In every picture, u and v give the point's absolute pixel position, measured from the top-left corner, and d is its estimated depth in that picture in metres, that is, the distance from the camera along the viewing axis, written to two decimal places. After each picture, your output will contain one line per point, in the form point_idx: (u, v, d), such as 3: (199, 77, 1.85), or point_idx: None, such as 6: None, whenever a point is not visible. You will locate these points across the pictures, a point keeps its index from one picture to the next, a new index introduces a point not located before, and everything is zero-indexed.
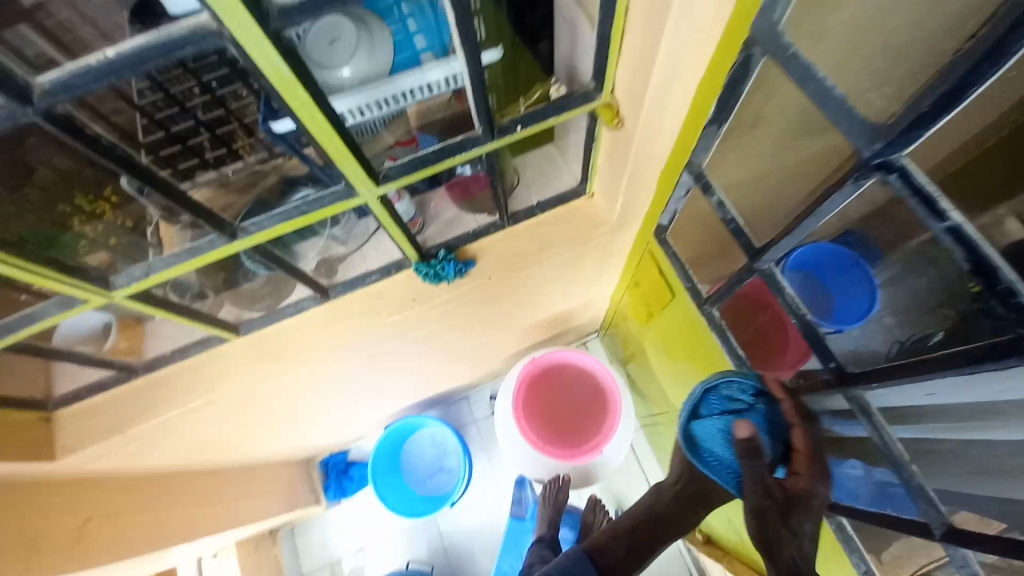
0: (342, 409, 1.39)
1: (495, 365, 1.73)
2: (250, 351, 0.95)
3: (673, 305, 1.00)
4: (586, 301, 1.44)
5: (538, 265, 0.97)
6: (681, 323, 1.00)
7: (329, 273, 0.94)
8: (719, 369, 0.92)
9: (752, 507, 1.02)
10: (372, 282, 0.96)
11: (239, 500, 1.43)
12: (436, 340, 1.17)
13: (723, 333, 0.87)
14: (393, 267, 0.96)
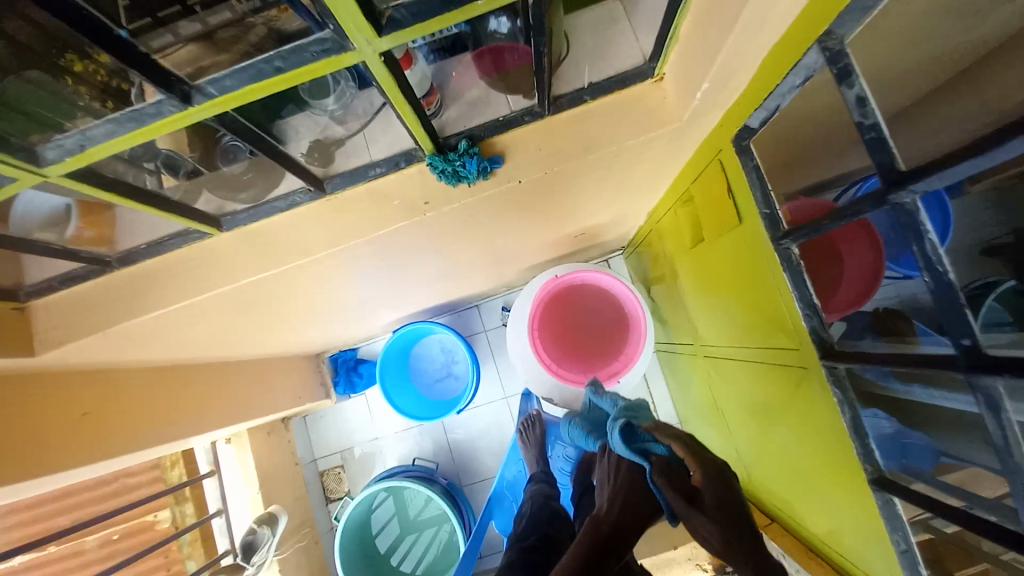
0: (347, 312, 1.31)
1: (511, 276, 1.61)
2: (236, 248, 0.81)
3: (734, 233, 0.81)
4: (620, 215, 1.27)
5: (582, 167, 0.78)
6: (739, 255, 0.82)
7: (324, 160, 0.76)
8: (776, 316, 0.76)
9: (780, 464, 0.92)
10: (376, 177, 0.77)
11: (246, 394, 1.43)
12: (450, 249, 1.03)
13: (796, 274, 0.68)
14: (398, 162, 0.76)
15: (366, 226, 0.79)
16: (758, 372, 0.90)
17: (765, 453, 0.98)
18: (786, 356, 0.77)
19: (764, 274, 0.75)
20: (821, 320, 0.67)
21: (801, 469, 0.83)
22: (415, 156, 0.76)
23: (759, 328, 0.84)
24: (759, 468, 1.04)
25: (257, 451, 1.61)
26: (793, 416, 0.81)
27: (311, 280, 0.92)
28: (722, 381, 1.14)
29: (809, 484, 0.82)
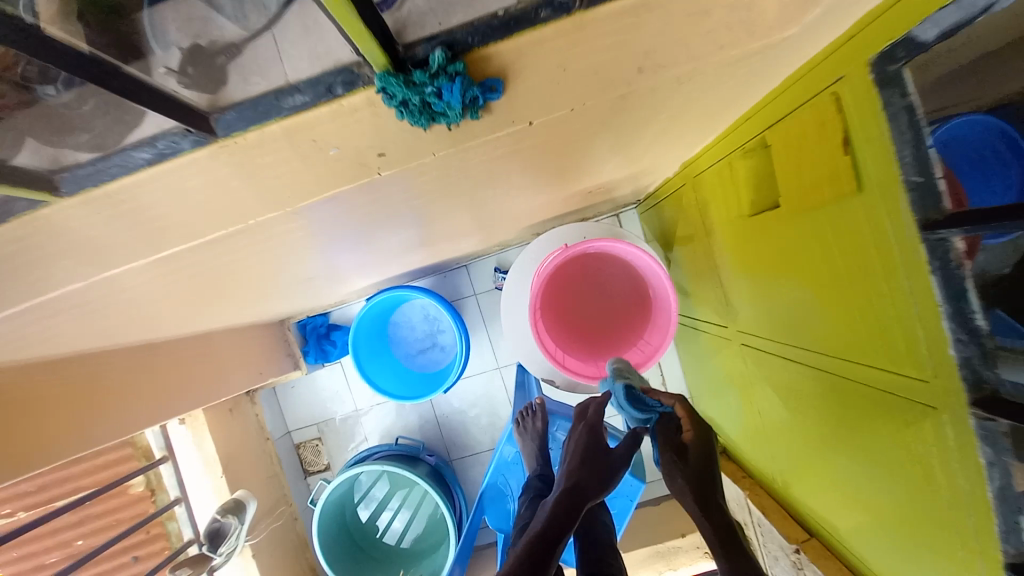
0: (301, 282, 1.05)
1: (505, 234, 1.35)
2: (105, 221, 0.53)
3: (845, 212, 0.57)
4: (647, 166, 1.00)
5: (628, 94, 0.51)
6: (848, 244, 0.58)
7: (214, 85, 0.47)
8: (896, 336, 0.56)
9: (842, 487, 0.77)
10: (292, 110, 0.46)
11: (192, 376, 1.21)
12: (423, 211, 0.76)
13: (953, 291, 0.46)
14: (327, 90, 0.46)
15: (298, 186, 0.52)
16: (834, 387, 0.71)
17: (818, 472, 0.83)
18: (899, 384, 0.58)
19: (891, 278, 0.53)
20: (981, 351, 0.47)
21: (879, 501, 0.68)
22: (353, 81, 0.45)
23: (856, 341, 0.63)
24: (802, 480, 0.90)
25: (217, 432, 1.42)
26: (886, 453, 0.64)
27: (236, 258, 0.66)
28: (760, 377, 0.95)
29: (888, 527, 0.68)
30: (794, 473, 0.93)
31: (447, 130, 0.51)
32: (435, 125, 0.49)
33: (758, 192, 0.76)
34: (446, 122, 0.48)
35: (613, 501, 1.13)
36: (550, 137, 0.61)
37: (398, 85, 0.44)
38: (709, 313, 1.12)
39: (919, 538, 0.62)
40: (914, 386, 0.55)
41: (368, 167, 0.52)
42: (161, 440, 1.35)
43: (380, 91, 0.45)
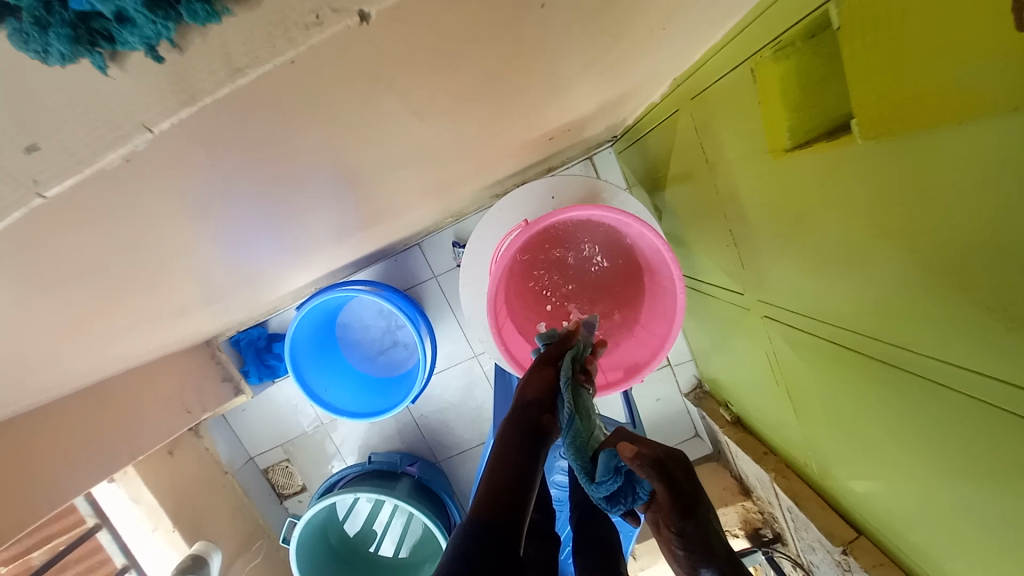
0: (185, 318, 0.77)
1: (456, 203, 1.07)
2: None
3: (967, 135, 0.34)
4: (627, 87, 0.72)
5: None
6: (967, 196, 0.36)
7: None
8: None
9: (891, 497, 0.61)
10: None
11: (110, 431, 0.96)
12: (299, 207, 0.50)
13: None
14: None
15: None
16: (896, 383, 0.51)
17: (872, 476, 0.63)
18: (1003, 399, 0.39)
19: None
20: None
21: (940, 529, 0.53)
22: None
23: (954, 335, 0.41)
24: (846, 476, 0.71)
25: (158, 482, 1.19)
26: (989, 476, 0.44)
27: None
28: (783, 356, 0.74)
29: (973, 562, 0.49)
30: (830, 464, 0.75)
31: (158, 62, 0.24)
32: (119, 48, 0.23)
33: (800, 113, 0.51)
34: (138, 34, 0.22)
35: (619, 507, 0.97)
36: (460, 29, 0.33)
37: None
38: (717, 274, 0.89)
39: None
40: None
41: (24, 187, 0.25)
42: (90, 506, 1.12)
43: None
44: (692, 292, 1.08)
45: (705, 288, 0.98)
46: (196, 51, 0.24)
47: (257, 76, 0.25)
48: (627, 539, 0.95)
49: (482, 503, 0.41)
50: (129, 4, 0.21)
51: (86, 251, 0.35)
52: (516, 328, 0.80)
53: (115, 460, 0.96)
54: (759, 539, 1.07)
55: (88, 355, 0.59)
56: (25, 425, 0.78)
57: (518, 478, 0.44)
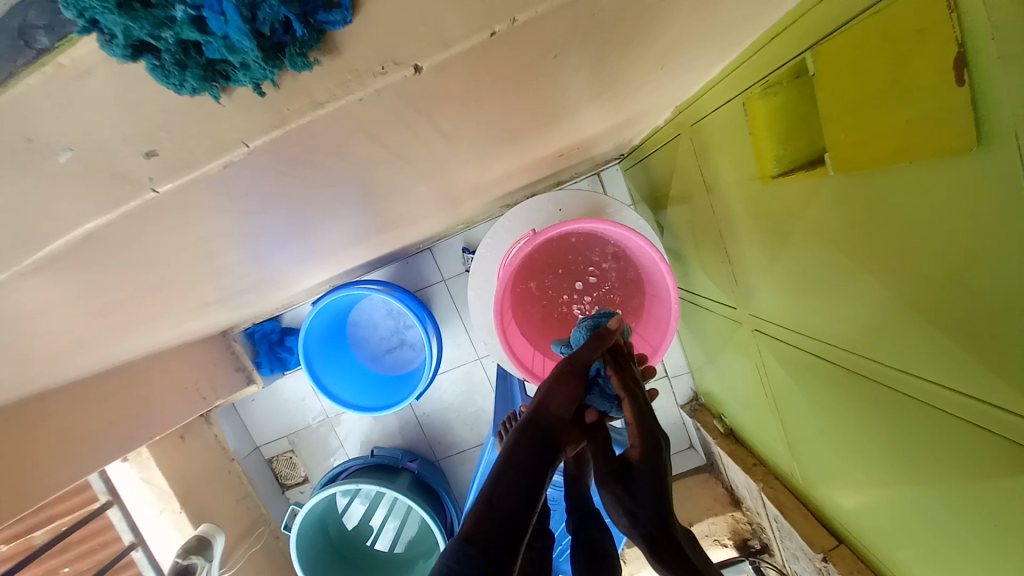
0: (213, 309, 0.83)
1: (468, 211, 1.13)
2: None
3: (933, 165, 0.38)
4: (632, 113, 0.78)
5: None
6: (930, 223, 0.40)
7: None
8: (992, 354, 0.38)
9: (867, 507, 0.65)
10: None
11: (129, 412, 1.01)
12: (335, 212, 0.55)
13: (997, 288, 0.36)
14: (25, 41, 0.25)
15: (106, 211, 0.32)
16: (868, 395, 0.55)
17: (849, 487, 0.66)
18: (952, 406, 0.43)
19: (1009, 266, 0.34)
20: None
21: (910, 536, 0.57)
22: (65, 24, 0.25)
23: (918, 350, 0.45)
24: (828, 489, 0.74)
25: (170, 466, 1.23)
26: (948, 483, 0.47)
27: (72, 315, 0.45)
28: (770, 365, 0.79)
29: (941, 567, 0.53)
30: (811, 474, 0.79)
31: (259, 96, 0.30)
32: (230, 84, 0.29)
33: (785, 144, 0.56)
34: (249, 75, 0.28)
35: (612, 509, 1.00)
36: (487, 78, 0.39)
37: (111, 12, 0.23)
38: (712, 289, 0.93)
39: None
40: (976, 414, 0.41)
41: (138, 182, 0.30)
42: (103, 483, 1.17)
43: (92, 29, 0.24)
44: (689, 306, 1.12)
45: (701, 301, 1.03)
46: (287, 87, 0.30)
47: (333, 109, 0.31)
48: (619, 540, 0.98)
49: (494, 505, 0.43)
50: (250, 57, 0.27)
51: (154, 246, 0.41)
52: (520, 331, 0.85)
53: (134, 441, 1.02)
54: (747, 550, 1.09)
55: (126, 337, 0.63)
56: (60, 401, 0.84)
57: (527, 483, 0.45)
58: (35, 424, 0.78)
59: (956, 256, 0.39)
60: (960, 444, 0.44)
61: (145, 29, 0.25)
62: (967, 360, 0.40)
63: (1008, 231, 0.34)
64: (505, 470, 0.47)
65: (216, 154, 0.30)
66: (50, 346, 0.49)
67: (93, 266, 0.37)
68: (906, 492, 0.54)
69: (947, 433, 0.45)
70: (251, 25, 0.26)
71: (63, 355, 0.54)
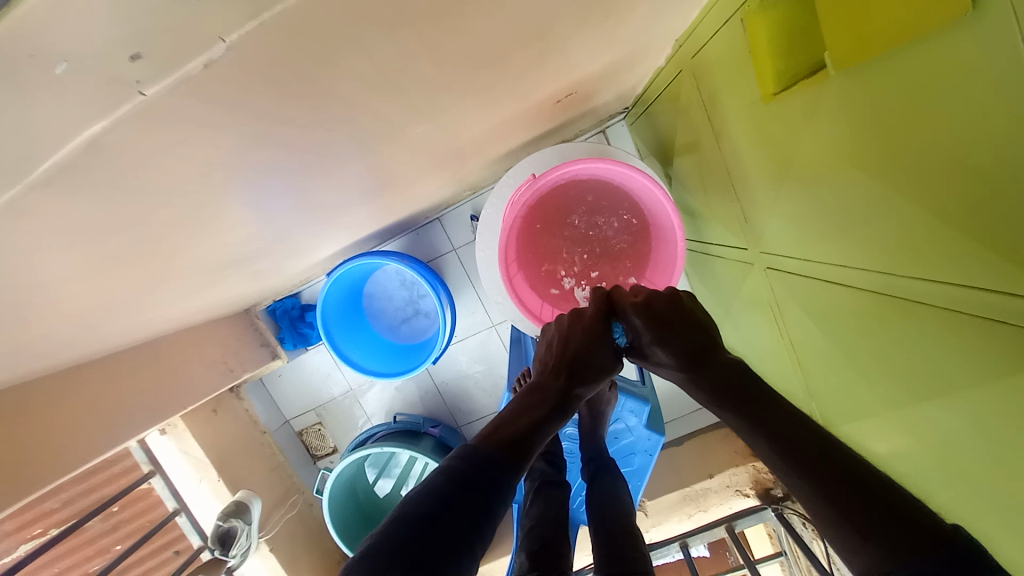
0: (231, 275, 0.86)
1: (472, 173, 1.13)
2: None
3: (954, 42, 0.35)
4: (629, 48, 0.76)
5: None
6: (948, 116, 0.38)
7: None
8: (1010, 248, 0.36)
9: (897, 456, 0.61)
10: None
11: (159, 382, 1.07)
12: (331, 154, 0.56)
13: (1007, 170, 0.34)
14: None
15: (111, 126, 0.33)
16: (891, 316, 0.52)
17: (871, 423, 0.64)
18: (971, 307, 0.42)
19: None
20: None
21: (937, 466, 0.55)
22: None
23: (944, 255, 0.43)
24: (846, 431, 0.72)
25: (204, 436, 1.30)
26: (975, 389, 0.45)
27: (87, 251, 0.47)
28: (785, 304, 0.77)
29: (962, 482, 0.52)
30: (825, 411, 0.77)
31: None
32: None
33: (788, 59, 0.53)
34: None
35: (629, 459, 1.01)
36: None
37: None
38: (724, 232, 0.91)
39: (1016, 500, 0.45)
40: (993, 307, 0.40)
41: (127, 87, 0.31)
42: (144, 454, 1.23)
43: None
44: (701, 257, 1.10)
45: (713, 249, 1.01)
46: None
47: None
48: (637, 488, 0.99)
49: (435, 526, 0.46)
50: None
51: (161, 176, 0.42)
52: (528, 281, 0.87)
53: (168, 408, 1.07)
54: (769, 498, 1.12)
55: (140, 294, 0.65)
56: (93, 366, 0.89)
57: (509, 450, 0.55)
58: (75, 387, 0.84)
59: (962, 146, 0.37)
60: (983, 347, 0.42)
61: None
62: (981, 252, 0.39)
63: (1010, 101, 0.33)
64: (440, 499, 0.48)
65: (195, 51, 0.31)
66: (58, 291, 0.50)
67: (88, 189, 0.38)
68: (928, 409, 0.52)
69: (970, 334, 0.43)
70: None
71: (78, 307, 0.56)
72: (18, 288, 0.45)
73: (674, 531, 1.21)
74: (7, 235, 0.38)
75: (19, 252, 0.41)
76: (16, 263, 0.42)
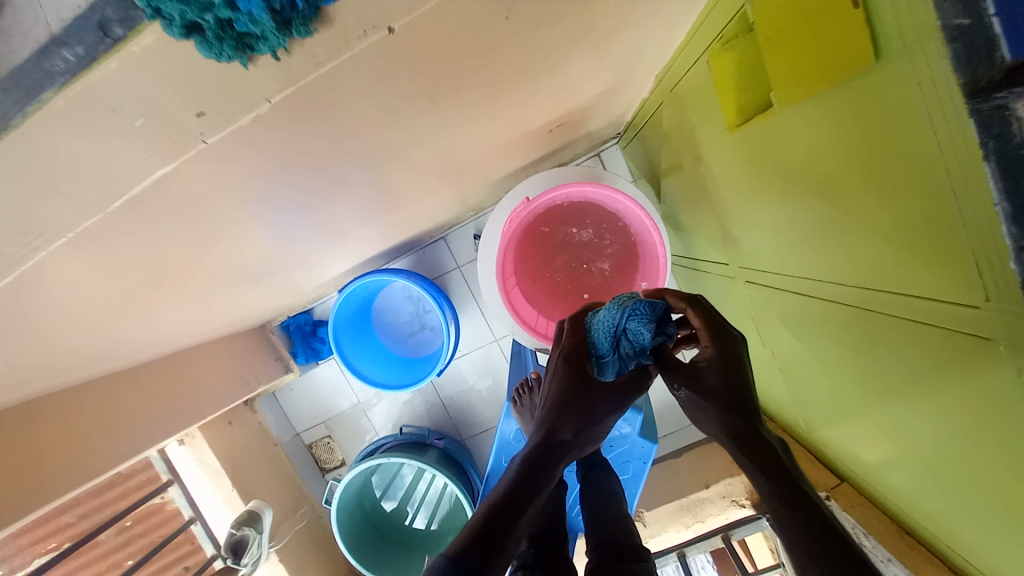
0: (252, 291, 0.93)
1: (474, 196, 1.21)
2: None
3: (865, 85, 0.42)
4: (613, 82, 0.84)
5: None
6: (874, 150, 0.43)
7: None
8: (947, 260, 0.40)
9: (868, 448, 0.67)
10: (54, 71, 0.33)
11: (181, 390, 1.14)
12: (344, 181, 0.64)
13: (916, 197, 0.41)
14: (105, 34, 0.33)
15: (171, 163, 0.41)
16: (850, 322, 0.58)
17: (853, 424, 0.67)
18: (904, 312, 0.48)
19: (940, 183, 0.37)
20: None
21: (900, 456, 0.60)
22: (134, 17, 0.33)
23: (880, 267, 0.49)
24: (836, 434, 0.75)
25: (219, 446, 1.36)
26: (918, 385, 0.51)
27: (136, 268, 0.55)
28: (764, 314, 0.82)
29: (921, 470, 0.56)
30: (807, 414, 0.82)
31: (276, 61, 0.37)
32: (256, 53, 0.36)
33: (747, 95, 0.60)
34: (268, 45, 0.36)
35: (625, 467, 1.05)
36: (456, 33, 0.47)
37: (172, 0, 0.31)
38: (709, 248, 0.97)
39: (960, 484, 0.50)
40: (919, 310, 0.45)
41: (189, 138, 0.37)
42: (164, 464, 1.29)
43: (155, 16, 0.32)
44: (691, 272, 1.16)
45: (700, 264, 1.07)
46: (296, 52, 0.38)
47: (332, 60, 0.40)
48: (634, 495, 1.02)
49: None
50: (266, 29, 0.34)
51: (203, 204, 0.50)
52: (525, 294, 0.93)
53: (189, 415, 1.14)
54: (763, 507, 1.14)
55: (174, 307, 0.72)
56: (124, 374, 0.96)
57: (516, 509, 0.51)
58: (108, 394, 0.91)
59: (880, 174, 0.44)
60: (918, 347, 0.48)
61: (192, 12, 0.32)
62: (905, 263, 0.45)
63: (906, 138, 0.39)
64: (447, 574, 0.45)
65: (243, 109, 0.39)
66: (110, 303, 0.58)
67: (146, 216, 0.46)
68: (885, 407, 0.58)
69: (906, 335, 0.49)
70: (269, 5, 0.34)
71: (124, 318, 0.63)
72: (79, 299, 0.53)
73: (672, 541, 1.21)
74: (78, 253, 0.45)
75: (86, 268, 0.48)
76: (81, 278, 0.50)
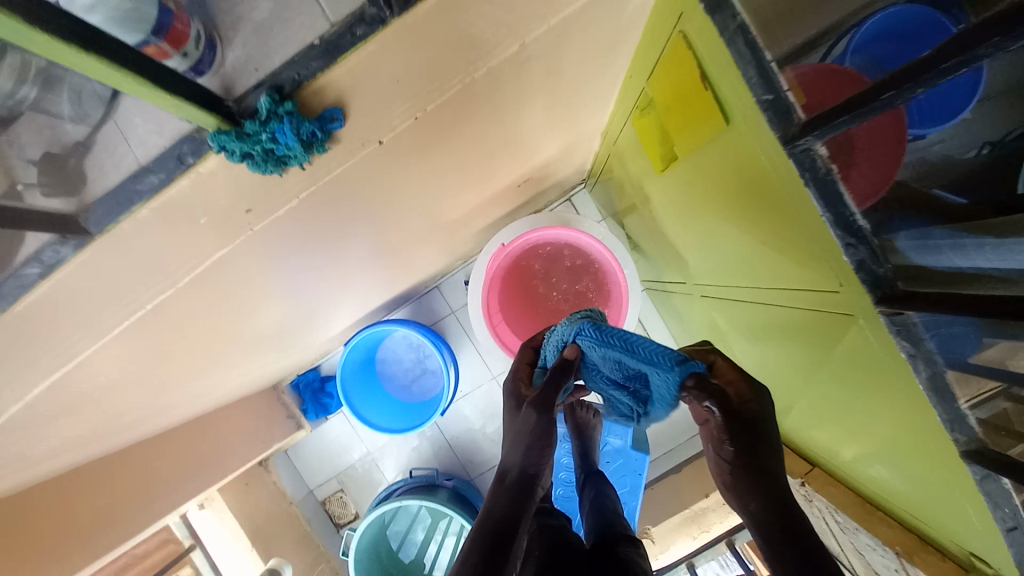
0: (267, 350, 1.04)
1: (461, 246, 1.35)
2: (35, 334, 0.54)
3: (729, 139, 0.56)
4: (567, 142, 1.00)
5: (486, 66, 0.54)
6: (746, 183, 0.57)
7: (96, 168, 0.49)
8: (810, 259, 0.52)
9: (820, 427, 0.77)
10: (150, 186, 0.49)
11: (204, 452, 1.22)
12: (347, 247, 0.77)
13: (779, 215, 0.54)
14: (182, 161, 0.48)
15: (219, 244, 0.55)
16: (773, 318, 0.70)
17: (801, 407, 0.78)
18: (800, 303, 0.60)
19: (788, 204, 0.51)
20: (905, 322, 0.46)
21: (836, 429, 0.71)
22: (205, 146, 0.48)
23: (776, 271, 0.62)
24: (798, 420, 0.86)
25: (237, 507, 1.41)
26: (829, 361, 0.62)
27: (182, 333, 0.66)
28: (720, 323, 0.94)
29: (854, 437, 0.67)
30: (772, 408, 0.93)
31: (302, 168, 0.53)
32: (287, 165, 0.52)
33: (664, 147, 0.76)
34: (297, 160, 0.51)
35: (624, 480, 1.12)
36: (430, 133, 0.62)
37: (233, 140, 0.47)
38: (670, 273, 1.10)
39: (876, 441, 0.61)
40: (808, 299, 0.58)
41: (242, 228, 0.54)
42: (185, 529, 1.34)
43: (221, 149, 0.48)
44: (662, 296, 1.28)
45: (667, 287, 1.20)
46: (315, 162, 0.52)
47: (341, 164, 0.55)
48: (635, 506, 1.08)
49: None
50: (295, 154, 0.50)
51: (237, 276, 0.63)
52: (510, 328, 1.04)
53: (211, 476, 1.22)
54: None
55: (204, 368, 0.83)
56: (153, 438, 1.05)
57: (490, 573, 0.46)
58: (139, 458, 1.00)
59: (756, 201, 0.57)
60: (818, 328, 0.60)
61: (243, 145, 0.48)
62: (788, 265, 0.58)
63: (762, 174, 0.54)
64: None
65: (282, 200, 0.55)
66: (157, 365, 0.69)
67: (195, 288, 0.59)
68: (816, 385, 0.69)
69: (807, 318, 0.62)
70: (299, 139, 0.49)
71: (166, 378, 0.74)
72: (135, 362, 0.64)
73: (680, 553, 1.29)
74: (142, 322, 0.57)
75: (144, 334, 0.60)
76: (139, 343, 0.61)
